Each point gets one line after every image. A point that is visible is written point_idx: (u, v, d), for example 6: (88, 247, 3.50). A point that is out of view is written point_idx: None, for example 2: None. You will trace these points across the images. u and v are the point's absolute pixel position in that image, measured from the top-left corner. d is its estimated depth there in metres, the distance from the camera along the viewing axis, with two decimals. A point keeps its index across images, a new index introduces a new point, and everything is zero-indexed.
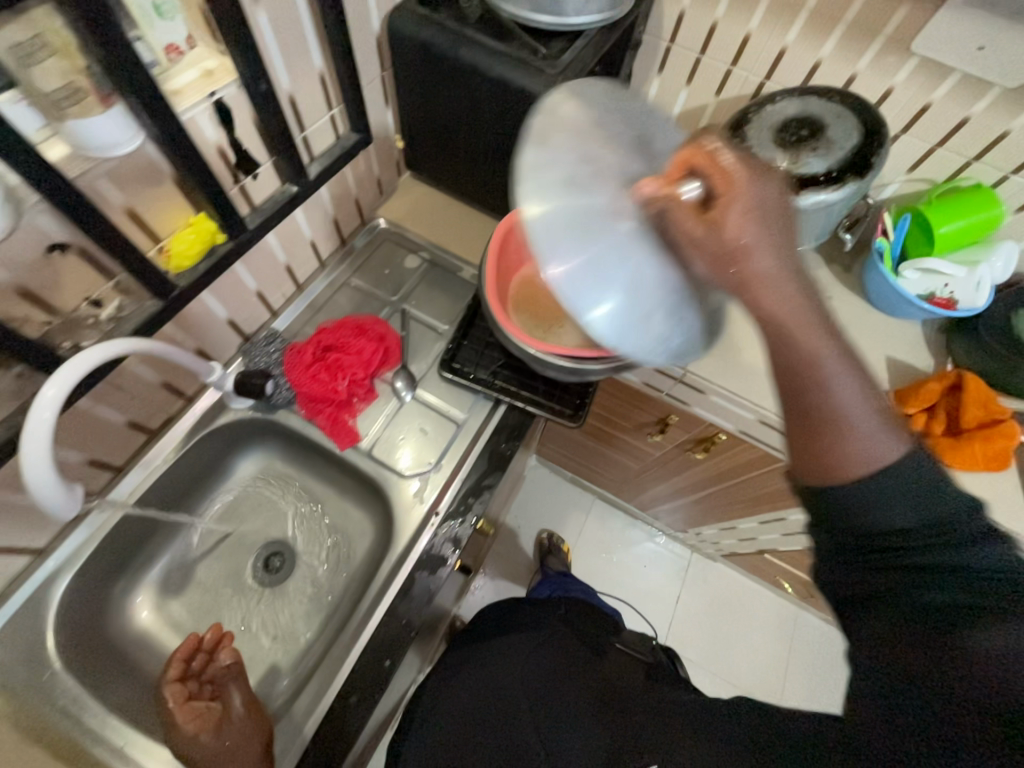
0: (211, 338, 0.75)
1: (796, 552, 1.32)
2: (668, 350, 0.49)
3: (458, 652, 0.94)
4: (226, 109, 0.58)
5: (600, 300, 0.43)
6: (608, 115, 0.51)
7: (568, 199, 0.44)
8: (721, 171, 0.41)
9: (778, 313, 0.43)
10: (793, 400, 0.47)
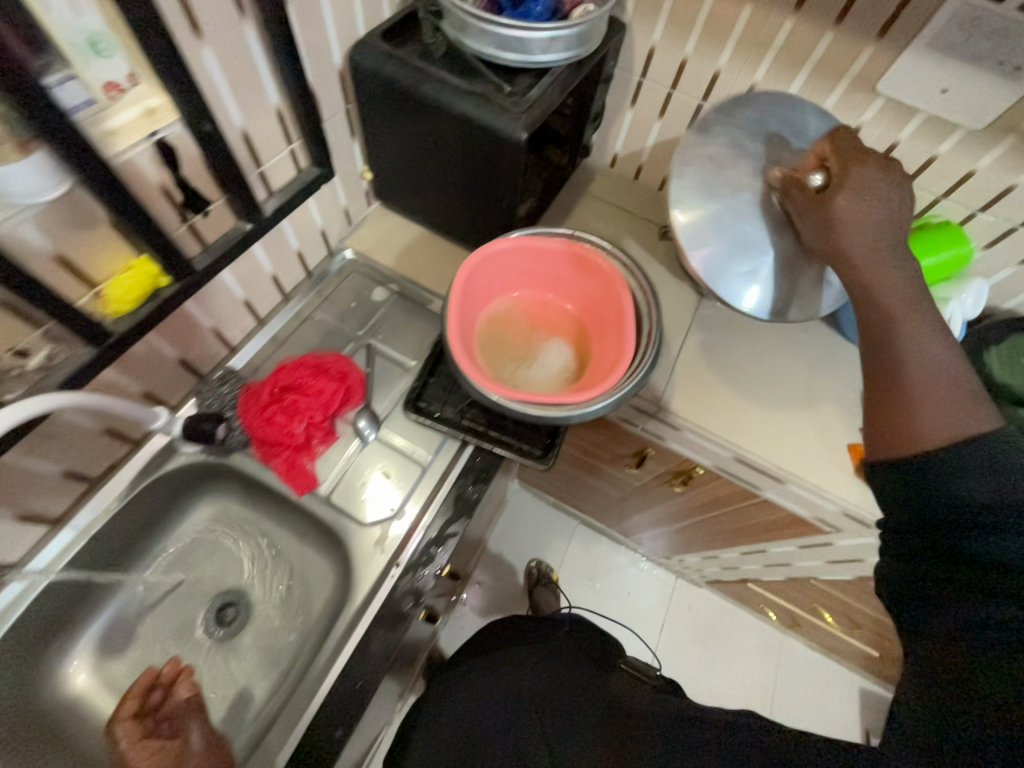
0: (160, 380, 0.71)
1: (778, 582, 1.30)
2: (765, 302, 0.71)
3: (461, 668, 0.91)
4: (169, 149, 0.55)
5: (735, 274, 0.70)
6: (755, 122, 0.72)
7: (714, 202, 0.71)
8: (849, 162, 0.60)
9: (872, 278, 0.57)
10: (879, 366, 0.56)
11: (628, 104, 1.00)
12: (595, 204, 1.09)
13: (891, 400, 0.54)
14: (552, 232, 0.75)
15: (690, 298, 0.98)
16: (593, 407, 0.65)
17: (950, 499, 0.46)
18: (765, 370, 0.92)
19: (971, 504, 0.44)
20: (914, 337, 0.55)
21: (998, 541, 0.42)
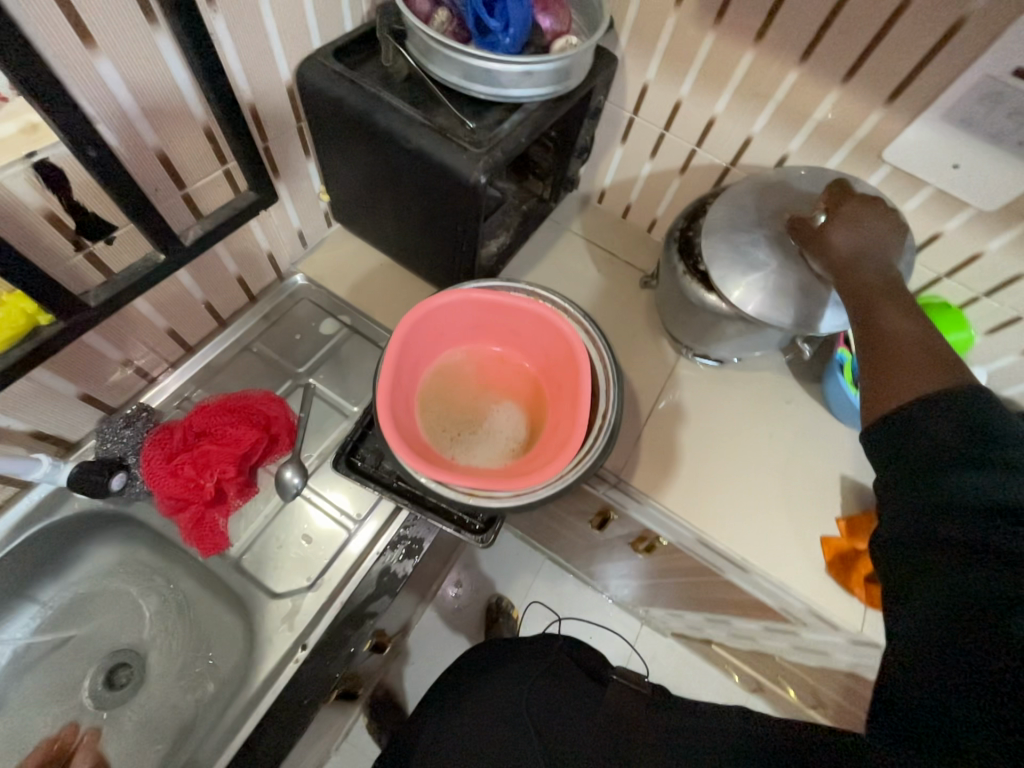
0: (54, 420, 0.63)
1: (745, 651, 1.20)
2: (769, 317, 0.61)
3: (452, 688, 0.85)
4: (56, 173, 0.48)
5: (738, 284, 0.61)
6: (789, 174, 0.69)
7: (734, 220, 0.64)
8: (844, 196, 0.60)
9: (861, 281, 0.55)
10: (869, 339, 0.53)
11: (618, 141, 0.92)
12: (576, 243, 1.02)
13: (875, 366, 0.50)
14: (509, 286, 0.68)
15: (667, 356, 0.91)
16: (534, 493, 0.58)
17: (928, 449, 0.42)
18: (738, 443, 0.85)
19: (952, 449, 0.41)
20: (900, 311, 0.52)
21: (975, 480, 0.38)
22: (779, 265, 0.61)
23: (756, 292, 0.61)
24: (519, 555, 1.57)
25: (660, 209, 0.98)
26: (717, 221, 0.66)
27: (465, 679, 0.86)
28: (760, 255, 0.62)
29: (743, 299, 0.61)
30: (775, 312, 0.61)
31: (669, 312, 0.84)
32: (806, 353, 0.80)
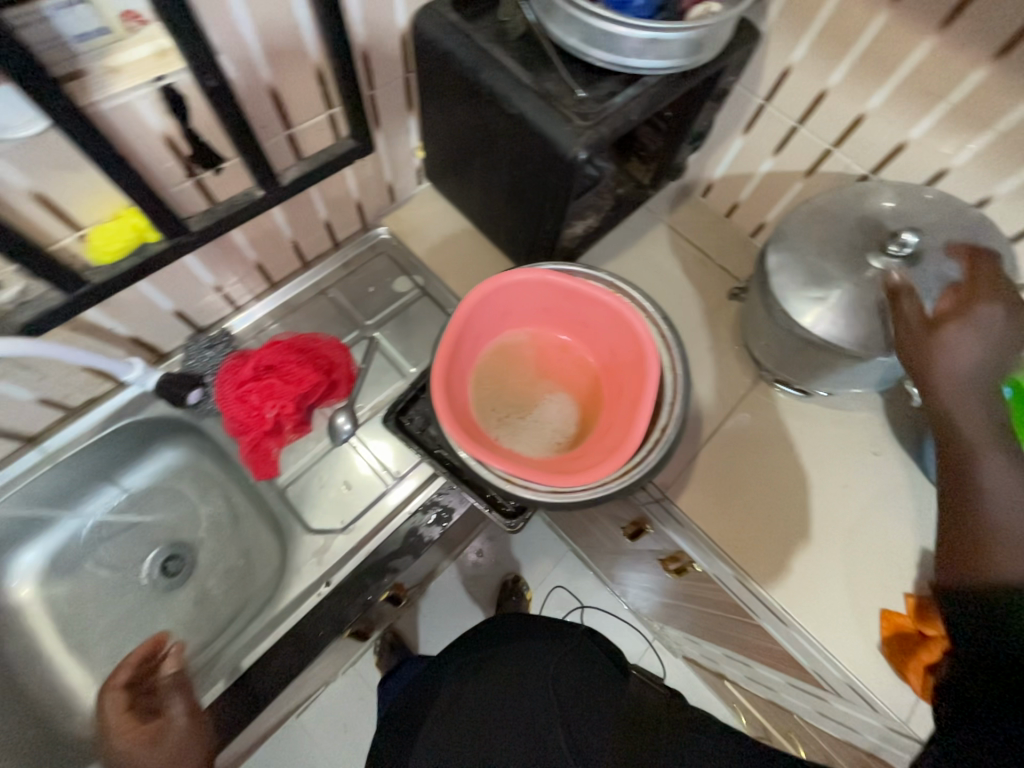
0: (151, 329, 0.69)
1: (760, 697, 1.13)
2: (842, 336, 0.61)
3: (467, 654, 0.83)
4: (179, 99, 0.50)
5: (809, 309, 0.62)
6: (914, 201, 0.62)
7: (811, 246, 0.64)
8: (968, 287, 0.46)
9: (966, 415, 0.42)
10: (952, 484, 0.41)
11: (739, 130, 0.83)
12: (668, 236, 0.95)
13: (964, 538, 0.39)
14: (589, 274, 0.64)
15: (743, 376, 0.83)
16: (571, 495, 0.55)
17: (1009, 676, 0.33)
18: (803, 484, 0.77)
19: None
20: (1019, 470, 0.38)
21: None
22: (854, 284, 0.60)
23: (826, 314, 0.61)
24: (542, 540, 1.56)
25: (773, 212, 0.88)
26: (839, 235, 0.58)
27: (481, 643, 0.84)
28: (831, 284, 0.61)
29: (813, 324, 0.62)
30: (848, 334, 0.60)
31: (755, 329, 0.77)
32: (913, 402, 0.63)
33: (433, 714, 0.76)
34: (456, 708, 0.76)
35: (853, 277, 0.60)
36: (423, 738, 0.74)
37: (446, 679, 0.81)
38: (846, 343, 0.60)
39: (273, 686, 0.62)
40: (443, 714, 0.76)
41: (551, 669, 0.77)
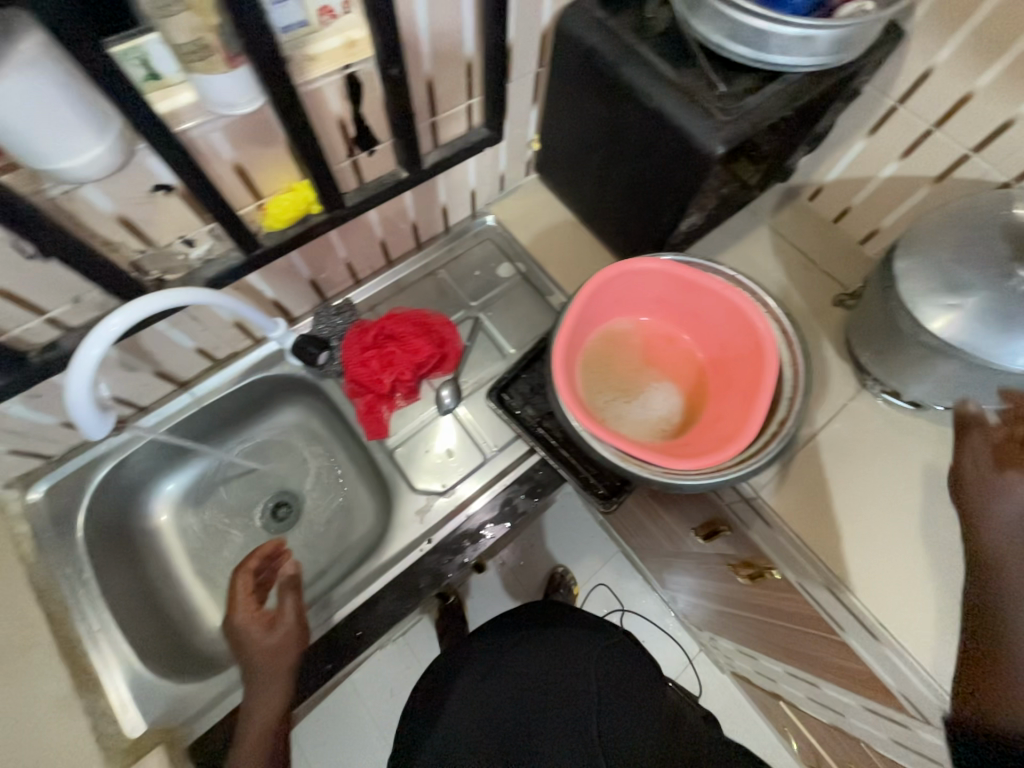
0: (289, 293, 0.77)
1: (819, 722, 1.09)
2: (986, 343, 0.58)
3: (502, 628, 0.79)
4: (357, 84, 0.56)
5: (943, 314, 0.60)
6: None
7: (948, 251, 0.61)
8: None
9: (1001, 550, 0.47)
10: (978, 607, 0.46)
11: (863, 132, 0.81)
12: (770, 238, 0.93)
13: (973, 659, 0.44)
14: (709, 266, 0.65)
15: (845, 384, 0.81)
16: (683, 478, 0.56)
17: None
18: (902, 498, 0.75)
19: None
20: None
21: None
22: (999, 289, 0.57)
23: (964, 321, 0.59)
24: (593, 537, 1.57)
25: (888, 219, 0.85)
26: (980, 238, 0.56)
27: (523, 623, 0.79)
28: (971, 287, 0.58)
29: (945, 331, 0.60)
30: (987, 342, 0.58)
31: (865, 335, 0.75)
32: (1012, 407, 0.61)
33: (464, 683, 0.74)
34: (495, 676, 0.75)
35: (995, 284, 0.57)
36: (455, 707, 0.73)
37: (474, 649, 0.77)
38: (986, 350, 0.58)
39: (381, 626, 0.68)
40: (478, 684, 0.74)
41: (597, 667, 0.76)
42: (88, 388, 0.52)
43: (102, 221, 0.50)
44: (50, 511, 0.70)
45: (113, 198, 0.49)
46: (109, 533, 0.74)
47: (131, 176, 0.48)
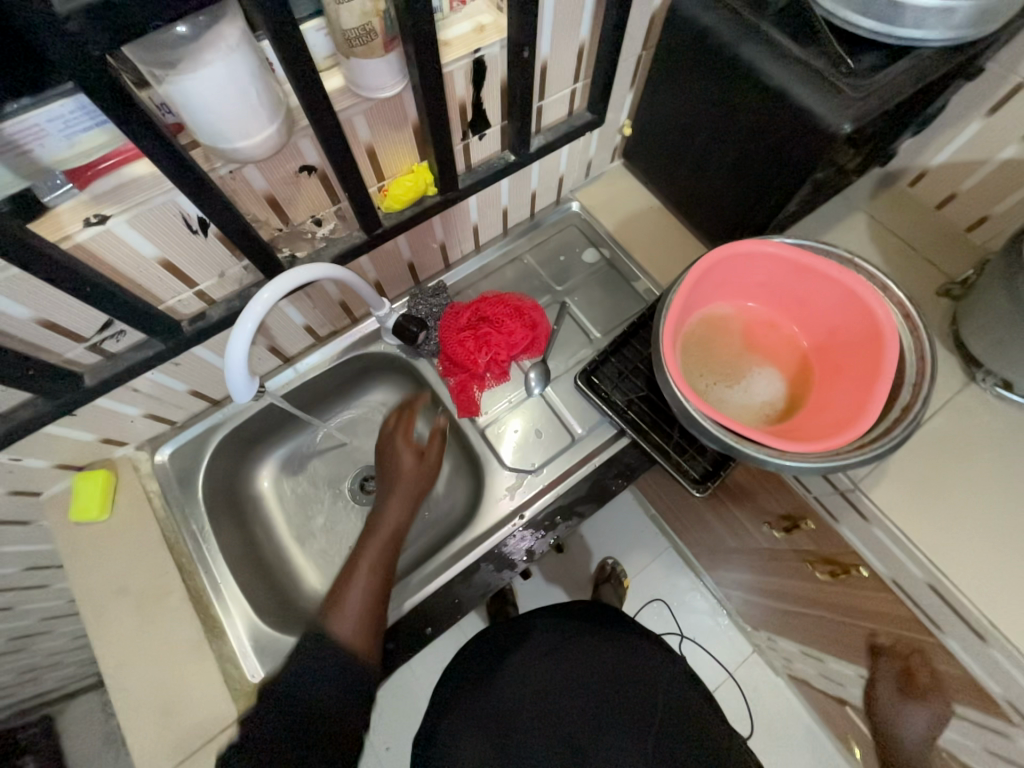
0: (389, 273, 0.81)
1: (889, 729, 1.04)
2: None
3: (567, 616, 0.79)
4: (482, 68, 0.57)
5: None
6: None
7: None
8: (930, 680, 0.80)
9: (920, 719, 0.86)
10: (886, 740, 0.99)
11: (980, 113, 0.77)
12: (864, 225, 0.90)
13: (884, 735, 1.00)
14: (822, 248, 0.64)
15: (951, 377, 0.78)
16: (798, 460, 0.55)
17: None
18: (1015, 497, 0.71)
19: None
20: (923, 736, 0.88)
21: None
22: None
23: None
24: (644, 530, 1.56)
25: (1002, 205, 0.80)
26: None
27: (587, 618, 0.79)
28: None
29: None
30: None
31: (979, 324, 0.71)
32: None
33: (518, 656, 0.75)
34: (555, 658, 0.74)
35: None
36: (504, 680, 0.73)
37: (537, 627, 0.78)
38: None
39: (478, 596, 0.71)
40: (529, 663, 0.74)
41: (653, 680, 0.73)
42: (244, 358, 0.56)
43: (255, 199, 0.54)
44: (175, 470, 0.77)
45: (266, 178, 0.53)
46: (220, 493, 0.80)
47: (285, 156, 0.52)
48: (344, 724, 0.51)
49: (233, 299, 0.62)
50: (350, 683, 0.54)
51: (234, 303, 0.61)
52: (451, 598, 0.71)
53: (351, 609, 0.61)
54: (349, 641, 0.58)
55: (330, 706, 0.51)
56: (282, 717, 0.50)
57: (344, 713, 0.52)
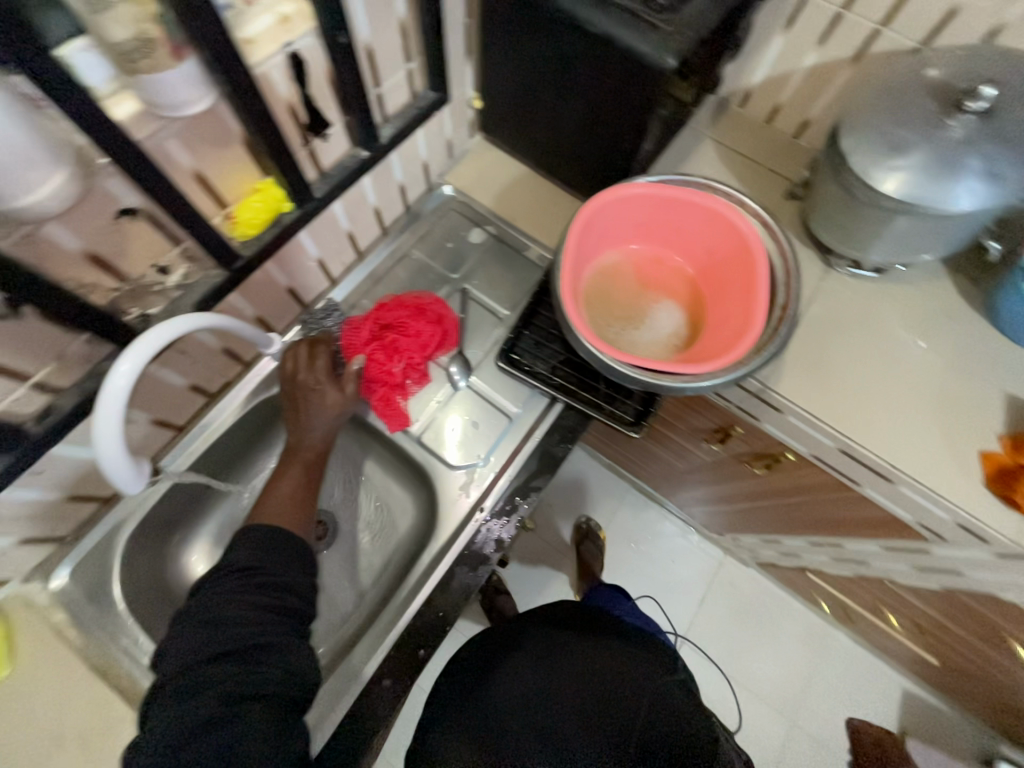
0: (269, 306, 0.74)
1: (844, 578, 1.19)
2: (920, 195, 0.64)
3: (558, 625, 0.80)
4: (301, 63, 0.52)
5: (891, 177, 0.65)
6: (977, 64, 0.67)
7: (882, 123, 0.67)
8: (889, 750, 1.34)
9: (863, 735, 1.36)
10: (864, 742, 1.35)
11: (778, 30, 0.85)
12: (712, 151, 0.97)
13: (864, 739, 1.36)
14: (682, 180, 0.68)
15: (815, 268, 0.88)
16: (711, 377, 0.60)
17: None
18: (885, 356, 0.83)
19: None
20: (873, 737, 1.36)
21: None
22: (927, 150, 0.64)
23: (910, 178, 0.64)
24: (603, 481, 1.63)
25: (816, 108, 0.90)
26: (877, 116, 0.68)
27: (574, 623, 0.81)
28: (907, 151, 0.65)
29: (895, 191, 0.65)
30: (935, 196, 0.64)
31: (823, 216, 0.80)
32: (925, 253, 0.74)
33: (512, 662, 0.75)
34: (546, 659, 0.74)
35: (927, 139, 0.64)
36: (495, 686, 0.72)
37: (529, 634, 0.79)
38: (930, 202, 0.64)
39: (460, 600, 0.70)
40: (521, 669, 0.73)
41: (641, 683, 0.72)
42: (121, 442, 0.48)
43: (73, 263, 0.46)
44: (83, 590, 0.67)
45: (77, 235, 0.45)
46: (148, 595, 0.72)
47: (92, 205, 0.45)
48: (290, 585, 0.61)
49: (86, 381, 0.53)
50: (294, 557, 0.63)
51: (87, 385, 0.53)
52: (434, 613, 0.69)
53: (276, 500, 0.69)
54: (272, 523, 0.66)
55: (277, 572, 0.61)
56: (235, 581, 0.58)
57: (290, 578, 0.61)
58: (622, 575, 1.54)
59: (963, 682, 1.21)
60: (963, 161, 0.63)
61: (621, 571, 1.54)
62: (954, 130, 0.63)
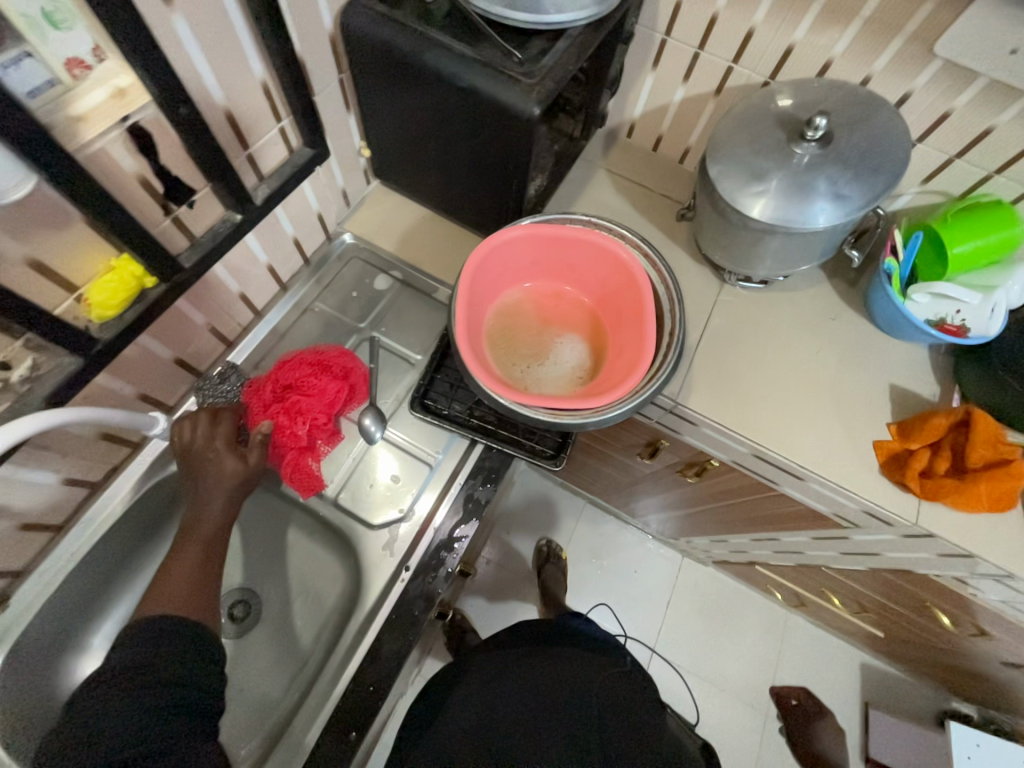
0: (154, 381, 0.69)
1: (789, 568, 1.23)
2: (779, 214, 0.70)
3: (509, 644, 0.79)
4: (143, 135, 0.50)
5: (756, 202, 0.70)
6: (813, 95, 0.74)
7: (744, 151, 0.72)
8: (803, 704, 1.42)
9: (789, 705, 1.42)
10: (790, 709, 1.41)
11: (648, 68, 0.91)
12: (608, 179, 1.01)
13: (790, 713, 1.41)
14: (566, 219, 0.70)
15: (711, 283, 0.93)
16: (611, 411, 0.61)
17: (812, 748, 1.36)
18: (782, 361, 0.88)
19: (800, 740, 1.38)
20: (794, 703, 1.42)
21: None
22: (782, 174, 0.70)
23: (770, 201, 0.70)
24: (559, 500, 1.62)
25: (694, 136, 0.97)
26: (736, 146, 0.73)
27: (524, 640, 0.80)
28: (766, 177, 0.70)
29: (760, 213, 0.71)
30: (792, 216, 0.69)
31: (708, 237, 0.85)
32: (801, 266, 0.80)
33: (461, 687, 0.73)
34: (499, 677, 0.73)
35: (780, 166, 0.70)
36: (449, 708, 0.71)
37: (480, 659, 0.77)
38: (789, 222, 0.70)
39: (391, 670, 0.65)
40: (473, 691, 0.72)
41: (589, 677, 0.73)
42: None
43: None
44: None
45: None
46: None
47: None
48: (189, 676, 0.52)
49: None
50: (195, 643, 0.56)
51: None
52: (362, 691, 0.64)
53: (165, 583, 0.61)
54: (161, 614, 0.57)
55: (168, 664, 0.52)
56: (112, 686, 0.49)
57: (188, 668, 0.53)
58: (587, 592, 1.53)
59: (907, 649, 1.28)
60: (812, 182, 0.69)
61: (586, 589, 1.53)
62: (802, 154, 0.69)
